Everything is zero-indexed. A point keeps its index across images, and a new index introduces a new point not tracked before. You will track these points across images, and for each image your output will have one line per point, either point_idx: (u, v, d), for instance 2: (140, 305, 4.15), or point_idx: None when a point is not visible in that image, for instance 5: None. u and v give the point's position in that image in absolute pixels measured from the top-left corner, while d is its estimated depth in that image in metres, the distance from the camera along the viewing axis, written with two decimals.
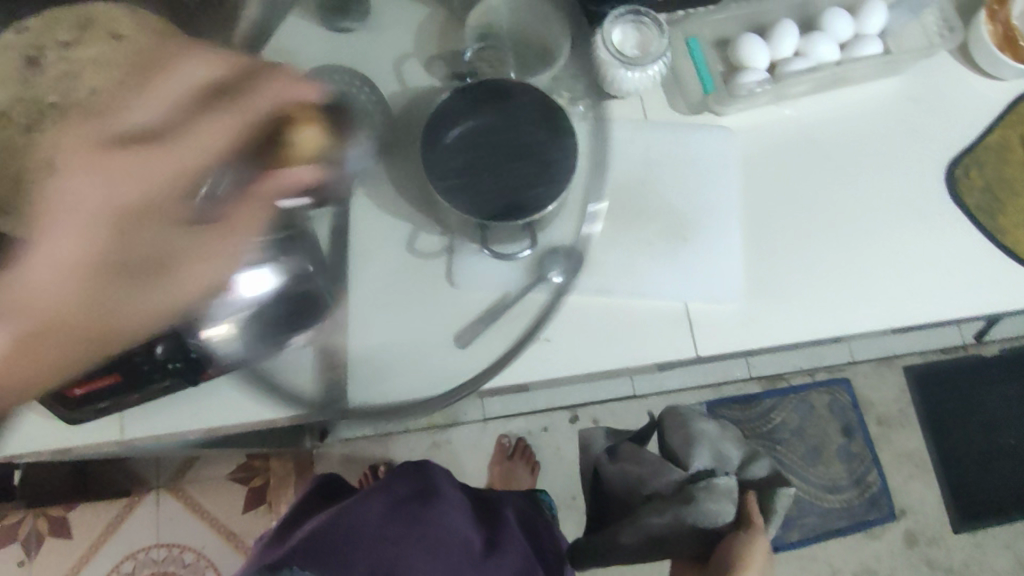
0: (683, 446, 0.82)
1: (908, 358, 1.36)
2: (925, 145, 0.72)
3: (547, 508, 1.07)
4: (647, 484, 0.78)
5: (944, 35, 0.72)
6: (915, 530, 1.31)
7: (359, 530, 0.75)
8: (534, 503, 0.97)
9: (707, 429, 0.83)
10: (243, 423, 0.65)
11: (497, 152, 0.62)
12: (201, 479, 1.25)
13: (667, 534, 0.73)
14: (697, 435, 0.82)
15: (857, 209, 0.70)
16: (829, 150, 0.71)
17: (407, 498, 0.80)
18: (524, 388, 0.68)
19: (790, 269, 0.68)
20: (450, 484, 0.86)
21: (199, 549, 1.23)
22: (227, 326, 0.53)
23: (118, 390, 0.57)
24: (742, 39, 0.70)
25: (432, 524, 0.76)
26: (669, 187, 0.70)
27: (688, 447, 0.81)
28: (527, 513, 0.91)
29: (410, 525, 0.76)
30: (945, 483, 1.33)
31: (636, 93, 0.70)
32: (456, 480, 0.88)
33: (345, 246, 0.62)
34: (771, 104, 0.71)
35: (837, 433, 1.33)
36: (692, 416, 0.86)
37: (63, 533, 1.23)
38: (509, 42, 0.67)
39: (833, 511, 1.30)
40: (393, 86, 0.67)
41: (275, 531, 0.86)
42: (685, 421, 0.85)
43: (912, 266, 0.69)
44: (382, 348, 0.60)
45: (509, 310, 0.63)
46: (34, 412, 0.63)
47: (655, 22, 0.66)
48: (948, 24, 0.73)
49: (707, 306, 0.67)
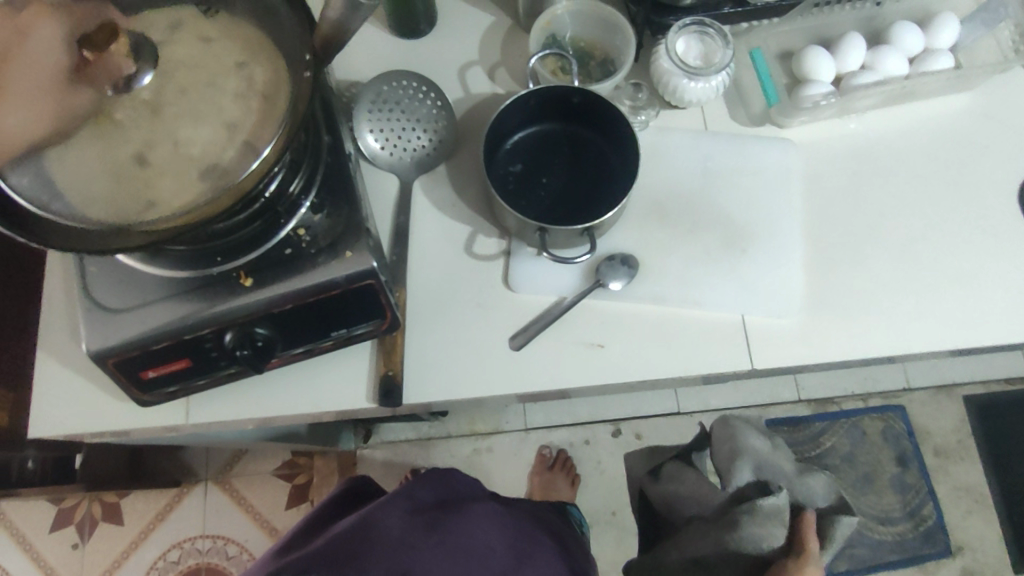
0: (727, 461, 0.76)
1: (969, 388, 1.32)
2: (995, 162, 0.69)
3: (577, 524, 1.06)
4: (689, 505, 0.76)
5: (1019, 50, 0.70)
6: (974, 569, 1.25)
7: (379, 536, 0.70)
8: (567, 519, 0.98)
9: (755, 440, 0.78)
10: (297, 416, 0.65)
11: (556, 162, 0.67)
12: (247, 474, 1.32)
13: (710, 556, 0.70)
14: (743, 448, 0.76)
15: (923, 223, 0.67)
16: (897, 162, 0.69)
17: (430, 506, 0.77)
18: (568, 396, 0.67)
19: (851, 284, 0.66)
20: (474, 491, 0.84)
21: (242, 542, 1.29)
22: (288, 303, 0.57)
23: (188, 373, 0.61)
24: (808, 52, 0.69)
25: (457, 532, 0.74)
26: (729, 194, 0.68)
27: (731, 463, 0.76)
28: (564, 531, 0.91)
29: (433, 530, 0.73)
30: (1009, 521, 1.27)
31: (698, 103, 0.68)
32: (481, 488, 0.86)
33: (407, 247, 0.66)
34: (835, 118, 0.70)
35: (890, 462, 1.29)
36: (742, 427, 0.79)
37: (116, 519, 1.31)
38: (574, 51, 0.69)
39: (883, 543, 1.26)
40: (458, 93, 0.70)
41: (286, 540, 0.77)
42: (734, 433, 0.78)
43: (979, 286, 0.66)
44: (438, 351, 0.64)
45: (564, 314, 0.65)
46: (107, 394, 0.66)
47: (720, 33, 0.65)
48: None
49: (765, 320, 0.64)
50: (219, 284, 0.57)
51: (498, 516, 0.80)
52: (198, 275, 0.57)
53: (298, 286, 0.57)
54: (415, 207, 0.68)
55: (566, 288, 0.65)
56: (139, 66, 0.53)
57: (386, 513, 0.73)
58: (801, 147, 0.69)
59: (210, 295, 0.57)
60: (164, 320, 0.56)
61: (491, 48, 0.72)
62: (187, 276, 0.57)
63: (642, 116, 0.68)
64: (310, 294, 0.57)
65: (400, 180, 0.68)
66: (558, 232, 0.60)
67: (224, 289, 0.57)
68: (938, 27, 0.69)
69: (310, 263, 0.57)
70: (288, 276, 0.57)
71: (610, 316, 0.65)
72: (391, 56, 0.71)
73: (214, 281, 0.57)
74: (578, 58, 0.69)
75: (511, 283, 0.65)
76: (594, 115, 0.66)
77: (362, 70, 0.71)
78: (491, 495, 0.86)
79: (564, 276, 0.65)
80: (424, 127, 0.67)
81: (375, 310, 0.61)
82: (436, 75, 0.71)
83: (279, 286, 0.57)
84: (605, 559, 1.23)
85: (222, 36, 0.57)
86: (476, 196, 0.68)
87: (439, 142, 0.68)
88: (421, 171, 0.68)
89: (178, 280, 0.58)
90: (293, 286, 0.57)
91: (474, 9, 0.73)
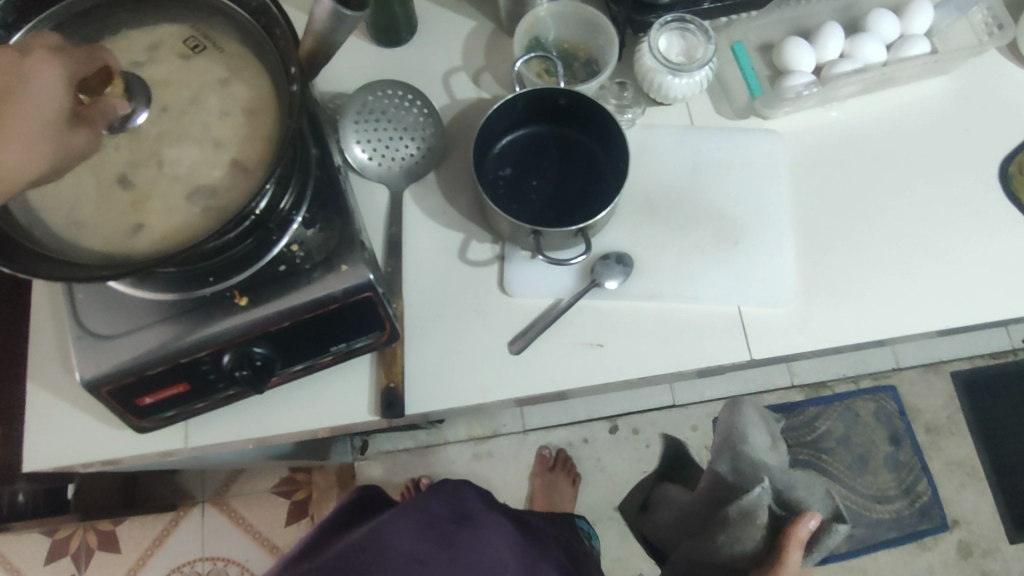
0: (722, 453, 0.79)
1: (956, 363, 1.34)
2: (974, 143, 0.70)
3: (586, 537, 1.06)
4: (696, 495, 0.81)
5: (992, 33, 0.71)
6: (971, 541, 1.28)
7: (388, 552, 0.70)
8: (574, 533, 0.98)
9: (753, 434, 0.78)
10: (298, 434, 0.65)
11: (546, 164, 0.67)
12: (245, 493, 1.31)
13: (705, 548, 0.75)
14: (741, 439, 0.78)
15: (908, 206, 0.68)
16: (880, 147, 0.70)
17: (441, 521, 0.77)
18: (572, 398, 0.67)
19: (843, 271, 0.66)
20: (486, 510, 0.81)
21: (243, 562, 1.28)
22: (286, 320, 0.57)
23: (187, 397, 0.60)
24: (787, 43, 0.69)
25: (467, 548, 0.73)
26: (718, 187, 0.68)
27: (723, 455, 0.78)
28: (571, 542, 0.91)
29: (444, 547, 0.72)
30: (1001, 492, 1.30)
31: (683, 99, 0.69)
32: (489, 500, 0.86)
33: (400, 256, 0.66)
34: (818, 107, 0.71)
35: (884, 442, 1.31)
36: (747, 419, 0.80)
37: (113, 547, 1.29)
38: (557, 53, 0.69)
39: (882, 522, 1.28)
40: (443, 99, 0.70)
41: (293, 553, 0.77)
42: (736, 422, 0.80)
43: (967, 266, 0.67)
44: (438, 359, 0.64)
45: (563, 315, 0.65)
46: (101, 421, 0.65)
47: (701, 28, 0.66)
48: (997, 21, 0.71)
49: (761, 311, 0.65)
50: (211, 305, 0.57)
51: (507, 537, 0.78)
52: (191, 296, 0.57)
53: (296, 302, 0.57)
54: (407, 216, 0.67)
55: (563, 289, 0.65)
56: (135, 105, 0.52)
57: (396, 528, 0.73)
58: (787, 137, 0.70)
59: (203, 316, 0.56)
60: (159, 343, 0.55)
61: (474, 53, 0.71)
62: (177, 298, 0.57)
63: (629, 115, 0.68)
64: (309, 310, 0.57)
65: (390, 190, 0.67)
66: (554, 235, 0.60)
67: (218, 309, 0.56)
68: (913, 14, 0.70)
69: (306, 279, 0.57)
70: (284, 294, 0.57)
71: (608, 315, 0.65)
72: (374, 65, 0.71)
73: (206, 302, 0.57)
74: (562, 59, 0.69)
75: (508, 288, 0.65)
76: (582, 116, 0.66)
77: (344, 81, 0.70)
78: (503, 513, 0.84)
79: (560, 277, 0.65)
80: (413, 135, 0.67)
81: (373, 322, 0.61)
82: (419, 83, 0.70)
83: (275, 304, 0.56)
84: (610, 555, 1.23)
85: (204, 54, 0.56)
86: (467, 202, 0.68)
87: (428, 151, 0.67)
88: (411, 179, 0.67)
89: (168, 303, 0.57)
90: (290, 303, 0.56)
91: (454, 15, 0.73)
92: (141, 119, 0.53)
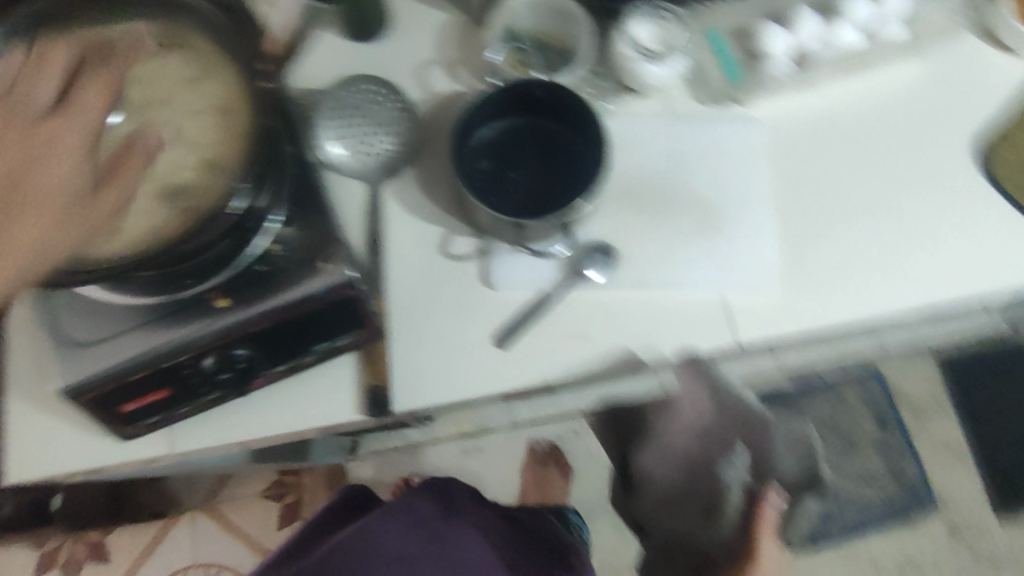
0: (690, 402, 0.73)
1: (939, 344, 1.35)
2: (950, 124, 0.71)
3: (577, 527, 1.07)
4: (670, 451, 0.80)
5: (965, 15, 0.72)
6: (959, 520, 1.29)
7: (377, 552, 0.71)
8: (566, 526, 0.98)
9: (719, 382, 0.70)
10: (284, 436, 0.64)
11: (525, 156, 0.67)
12: (234, 499, 1.29)
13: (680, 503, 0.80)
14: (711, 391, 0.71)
15: (887, 188, 0.69)
16: (858, 131, 0.70)
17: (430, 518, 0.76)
18: (559, 389, 0.67)
19: (823, 254, 0.67)
20: (476, 514, 0.80)
21: (235, 568, 1.27)
22: (265, 321, 0.56)
23: (169, 403, 0.59)
24: (765, 30, 0.67)
25: (456, 545, 0.74)
26: (698, 174, 0.68)
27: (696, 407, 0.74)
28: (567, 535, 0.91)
29: (433, 544, 0.73)
30: (986, 470, 1.31)
31: (660, 88, 0.69)
32: (479, 495, 0.86)
33: (380, 254, 0.65)
34: (795, 91, 0.71)
35: (871, 424, 1.33)
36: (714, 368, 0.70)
37: (102, 558, 1.27)
38: (533, 45, 0.69)
39: (872, 504, 1.30)
40: (420, 94, 0.69)
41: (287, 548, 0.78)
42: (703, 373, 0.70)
43: (946, 246, 0.67)
44: (422, 357, 0.64)
45: (547, 307, 0.64)
46: (80, 431, 0.64)
47: (675, 17, 0.68)
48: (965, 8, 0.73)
49: (743, 297, 0.65)
50: (194, 308, 0.56)
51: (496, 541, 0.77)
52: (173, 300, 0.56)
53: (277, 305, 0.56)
54: (385, 213, 0.67)
55: (546, 281, 0.65)
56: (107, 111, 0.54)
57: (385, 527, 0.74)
58: (765, 123, 0.70)
59: (186, 321, 0.56)
60: (141, 349, 0.55)
61: (448, 46, 0.71)
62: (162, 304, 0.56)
63: (608, 103, 0.69)
64: (290, 312, 0.56)
65: (368, 187, 0.67)
66: (534, 226, 0.61)
67: (200, 313, 0.56)
68: None
69: (286, 279, 0.56)
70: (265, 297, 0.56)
71: (592, 307, 0.65)
72: (347, 61, 0.70)
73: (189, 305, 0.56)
74: (537, 49, 0.69)
75: (490, 282, 0.65)
76: (559, 107, 0.65)
77: (318, 78, 0.69)
78: (495, 514, 0.83)
79: (543, 269, 0.65)
80: (388, 132, 0.66)
81: (356, 321, 0.60)
82: (395, 78, 0.70)
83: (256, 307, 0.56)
84: (604, 547, 1.24)
85: (180, 56, 0.57)
86: (446, 197, 0.67)
87: (405, 146, 0.67)
88: (388, 176, 0.67)
89: (153, 308, 0.56)
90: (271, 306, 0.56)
91: (428, 8, 0.72)
92: (113, 120, 0.54)
